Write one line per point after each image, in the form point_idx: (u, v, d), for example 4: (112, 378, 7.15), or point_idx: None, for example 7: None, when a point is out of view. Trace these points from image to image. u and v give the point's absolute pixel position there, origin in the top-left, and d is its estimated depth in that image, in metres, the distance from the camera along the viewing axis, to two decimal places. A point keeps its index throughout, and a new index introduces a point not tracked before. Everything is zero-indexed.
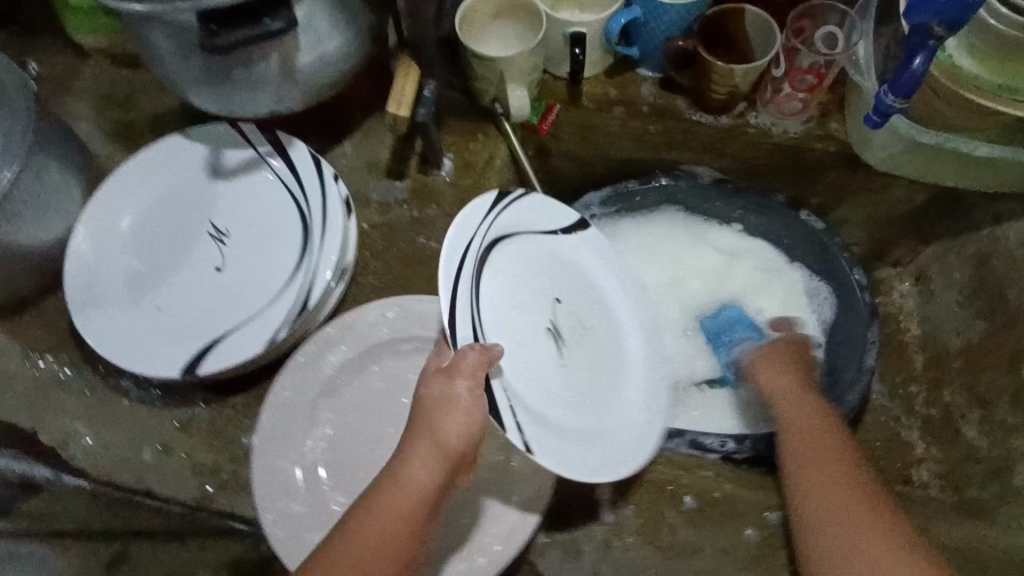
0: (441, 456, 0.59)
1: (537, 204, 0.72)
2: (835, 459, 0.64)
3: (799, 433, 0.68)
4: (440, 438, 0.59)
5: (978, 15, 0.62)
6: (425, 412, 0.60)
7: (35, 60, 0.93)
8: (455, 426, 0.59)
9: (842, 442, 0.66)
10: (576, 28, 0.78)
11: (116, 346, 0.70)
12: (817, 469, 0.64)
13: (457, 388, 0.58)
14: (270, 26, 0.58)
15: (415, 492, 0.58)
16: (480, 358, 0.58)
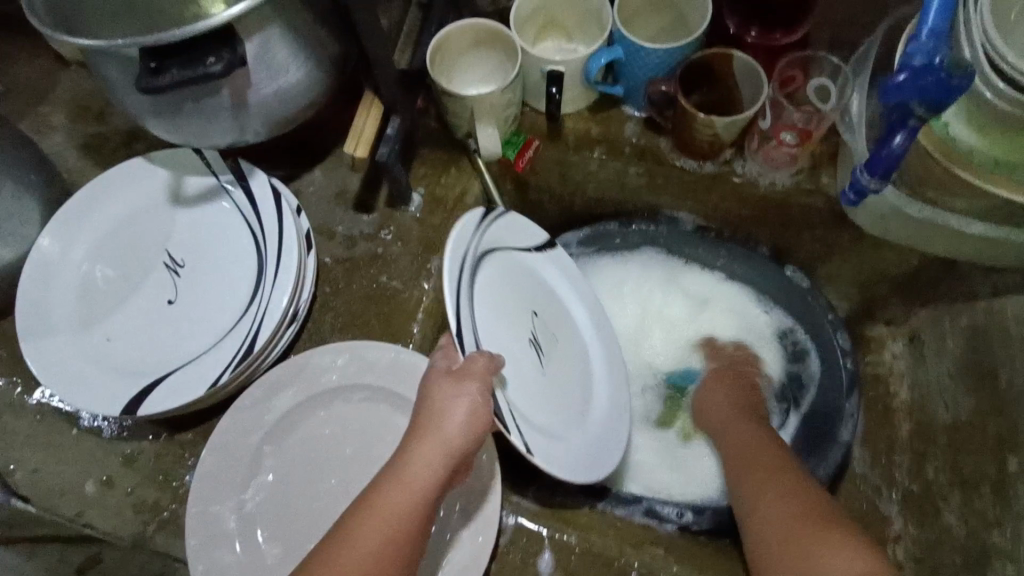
0: (445, 458, 0.56)
1: (512, 221, 0.71)
2: (776, 469, 0.66)
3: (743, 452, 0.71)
4: (443, 438, 0.56)
5: (975, 85, 0.58)
6: (426, 416, 0.58)
7: (10, 64, 0.91)
8: (459, 422, 0.57)
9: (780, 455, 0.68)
10: (553, 66, 0.75)
11: (61, 377, 0.69)
12: (757, 479, 0.66)
13: (466, 390, 0.57)
14: (209, 68, 0.56)
15: (414, 494, 0.55)
16: (489, 363, 0.58)
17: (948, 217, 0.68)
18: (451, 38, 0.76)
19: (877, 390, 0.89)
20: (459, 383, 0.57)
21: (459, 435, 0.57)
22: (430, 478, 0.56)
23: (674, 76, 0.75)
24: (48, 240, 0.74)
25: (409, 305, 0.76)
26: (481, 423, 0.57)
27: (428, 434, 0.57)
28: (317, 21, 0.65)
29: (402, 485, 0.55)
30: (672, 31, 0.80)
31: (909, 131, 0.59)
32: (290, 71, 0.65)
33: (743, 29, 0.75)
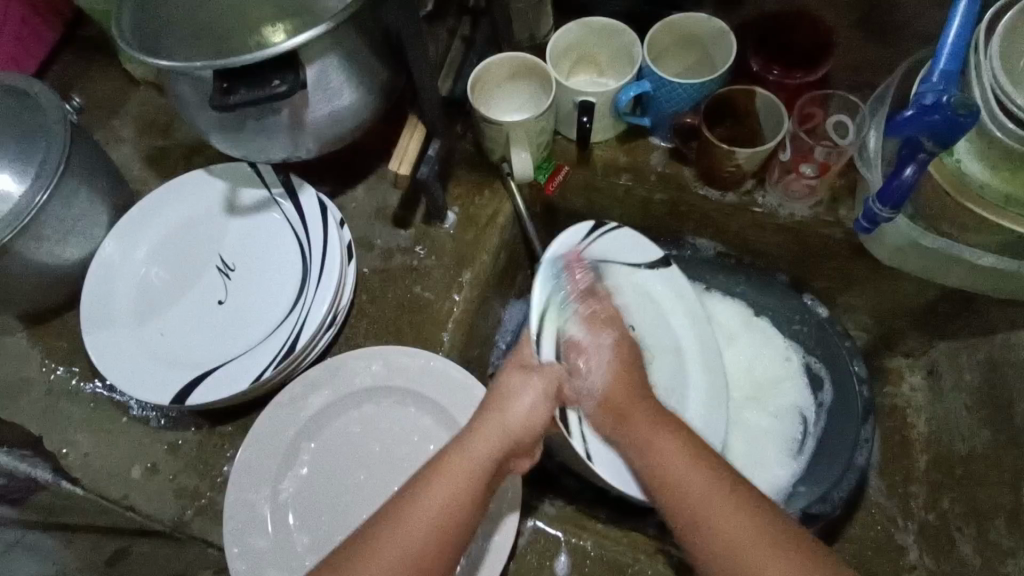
0: (508, 435, 0.62)
1: (621, 236, 0.81)
2: (698, 476, 0.58)
3: (663, 466, 0.60)
4: (510, 418, 0.63)
5: (985, 123, 0.61)
6: (492, 402, 0.65)
7: (87, 83, 0.99)
8: (520, 409, 0.64)
9: (694, 453, 0.60)
10: (585, 97, 0.80)
11: (118, 367, 0.74)
12: (683, 512, 0.57)
13: (532, 384, 0.66)
14: (276, 89, 0.63)
15: (482, 460, 0.59)
16: (561, 370, 0.69)
17: (961, 248, 0.69)
18: (490, 70, 0.82)
19: (896, 421, 0.90)
20: (528, 379, 0.67)
21: (520, 419, 0.64)
22: (495, 451, 0.61)
23: (699, 109, 0.81)
24: (113, 241, 0.81)
25: (440, 315, 0.80)
26: (542, 415, 0.65)
27: (495, 414, 0.63)
28: (371, 51, 0.71)
29: (467, 453, 0.60)
30: (698, 69, 0.85)
31: (918, 164, 0.63)
32: (343, 95, 0.71)
33: (766, 68, 0.80)
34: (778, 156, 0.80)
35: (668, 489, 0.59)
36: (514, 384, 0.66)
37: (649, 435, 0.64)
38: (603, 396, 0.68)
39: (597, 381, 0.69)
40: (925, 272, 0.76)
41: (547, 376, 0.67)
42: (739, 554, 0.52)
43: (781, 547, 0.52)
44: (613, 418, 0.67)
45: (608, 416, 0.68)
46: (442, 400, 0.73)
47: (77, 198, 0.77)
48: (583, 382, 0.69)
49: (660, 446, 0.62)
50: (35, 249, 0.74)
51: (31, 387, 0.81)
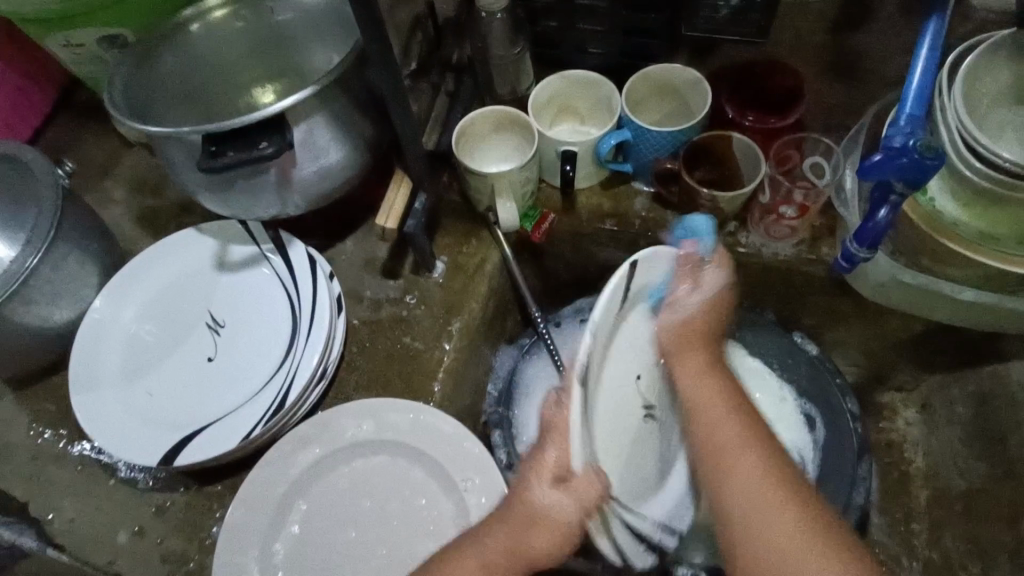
0: (522, 557, 0.58)
1: None
2: (731, 428, 0.59)
3: (699, 404, 0.62)
4: (528, 544, 0.57)
5: (956, 166, 0.63)
6: (517, 519, 0.58)
7: (79, 147, 1.01)
8: (542, 542, 0.57)
9: (746, 421, 0.60)
10: (566, 147, 0.82)
11: (105, 429, 0.74)
12: (714, 438, 0.59)
13: (563, 505, 0.54)
14: (262, 151, 0.65)
15: (488, 570, 0.59)
16: (601, 485, 0.53)
17: (941, 283, 0.72)
18: (476, 123, 0.85)
19: (893, 457, 0.90)
20: (560, 497, 0.54)
21: (544, 548, 0.57)
22: (505, 568, 0.58)
23: (678, 155, 0.82)
24: (102, 302, 0.81)
25: (430, 365, 0.80)
26: (569, 532, 0.56)
27: (509, 533, 0.58)
28: (357, 110, 0.73)
29: (478, 568, 0.59)
30: (675, 116, 0.87)
31: (892, 206, 0.65)
32: (331, 152, 0.73)
33: (741, 114, 0.82)
34: (757, 199, 0.82)
35: (716, 475, 0.58)
36: (545, 499, 0.55)
37: (701, 372, 0.63)
38: (680, 327, 0.65)
39: (693, 306, 0.65)
40: (908, 306, 0.77)
41: (580, 499, 0.53)
42: (744, 500, 0.55)
43: (795, 516, 0.53)
44: (683, 341, 0.64)
45: (685, 337, 0.65)
46: (432, 452, 0.72)
47: (67, 259, 0.77)
48: (677, 309, 0.65)
49: (705, 383, 0.63)
50: (24, 311, 0.75)
51: (18, 451, 0.80)
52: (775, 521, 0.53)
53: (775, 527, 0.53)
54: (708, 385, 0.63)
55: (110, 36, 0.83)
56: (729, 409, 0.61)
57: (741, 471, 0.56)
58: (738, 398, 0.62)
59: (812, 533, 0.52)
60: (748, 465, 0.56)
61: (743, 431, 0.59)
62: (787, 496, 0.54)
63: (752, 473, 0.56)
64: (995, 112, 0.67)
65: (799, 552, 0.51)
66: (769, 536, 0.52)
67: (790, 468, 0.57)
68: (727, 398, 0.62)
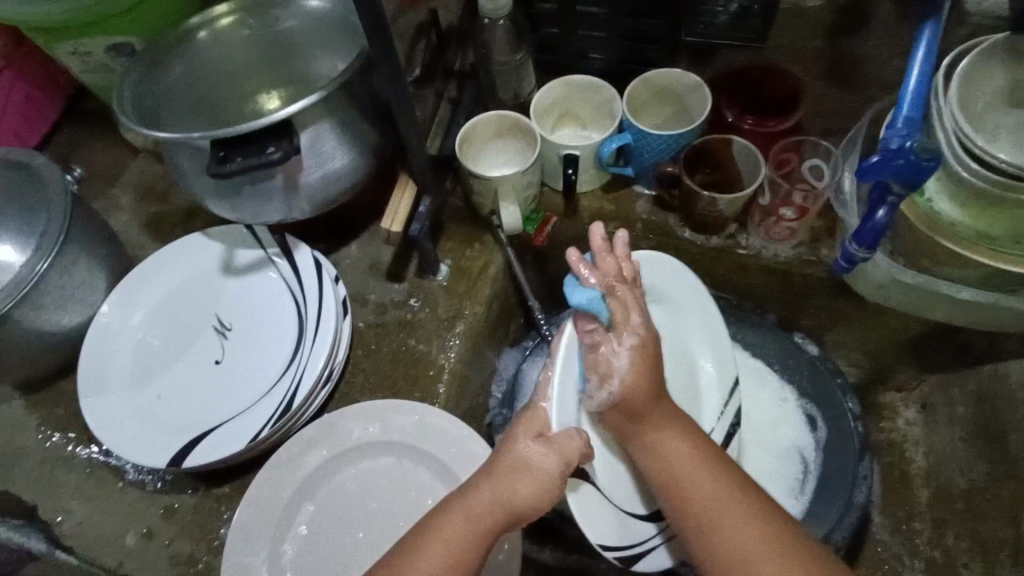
0: (507, 506, 0.58)
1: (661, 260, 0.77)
2: (707, 483, 0.60)
3: (671, 465, 0.62)
4: (516, 493, 0.59)
5: (953, 169, 0.64)
6: (504, 464, 0.60)
7: (86, 154, 1.02)
8: (528, 490, 0.59)
9: (708, 462, 0.61)
10: (569, 150, 0.83)
11: (114, 431, 0.75)
12: (687, 493, 0.60)
13: (546, 459, 0.59)
14: (270, 156, 0.66)
15: (478, 524, 0.58)
16: (581, 443, 0.60)
17: (939, 282, 0.73)
18: (477, 129, 0.86)
19: (894, 457, 0.91)
20: (546, 450, 0.60)
21: (529, 498, 0.59)
22: (493, 522, 0.58)
23: (678, 158, 0.83)
24: (110, 307, 0.82)
25: (435, 367, 0.81)
26: (552, 490, 0.59)
27: (500, 479, 0.59)
28: (362, 116, 0.74)
29: (468, 518, 0.58)
30: (674, 121, 0.89)
31: (890, 207, 0.66)
32: (337, 158, 0.74)
33: (740, 117, 0.83)
34: (757, 201, 0.83)
35: (699, 523, 0.58)
36: (529, 451, 0.60)
37: (665, 443, 0.62)
38: (622, 398, 0.62)
39: (622, 377, 0.62)
40: (908, 306, 0.78)
41: (562, 449, 0.60)
42: (733, 555, 0.56)
43: (784, 561, 0.55)
44: (632, 418, 0.63)
45: (627, 416, 0.63)
46: (438, 453, 0.73)
47: (75, 265, 0.78)
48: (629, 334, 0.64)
49: (671, 445, 0.62)
50: (33, 316, 0.76)
51: (27, 455, 0.81)
52: None
53: (763, 567, 0.55)
54: (669, 448, 0.62)
55: (118, 45, 0.84)
56: (698, 458, 0.62)
57: (727, 528, 0.57)
58: (698, 441, 0.63)
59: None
60: (732, 523, 0.57)
61: (715, 475, 0.60)
62: (784, 547, 0.55)
63: (735, 528, 0.57)
64: (990, 114, 0.68)
65: None
66: (753, 567, 0.55)
67: (778, 515, 0.58)
68: (689, 448, 0.62)
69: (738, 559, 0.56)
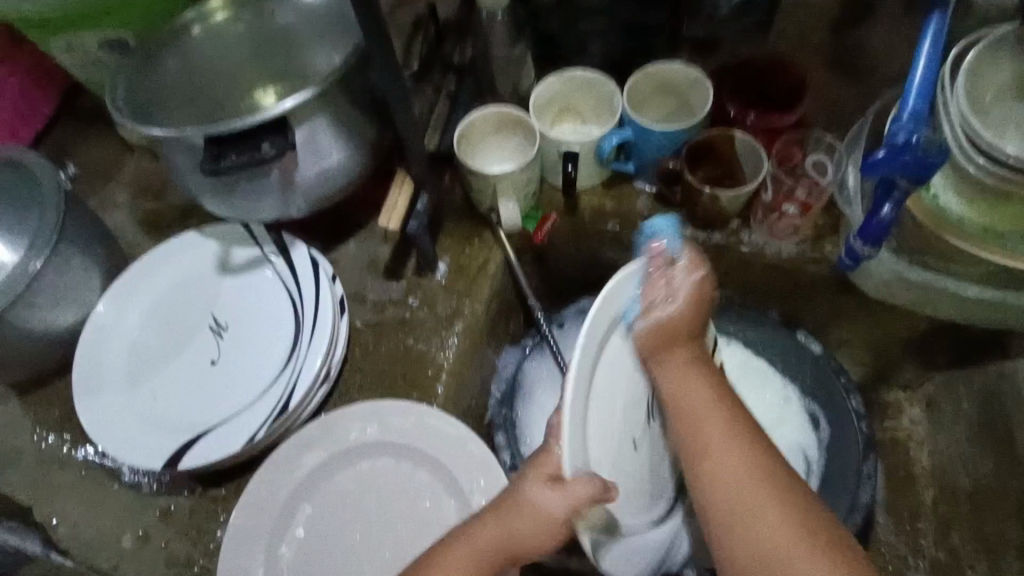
0: (506, 545, 0.56)
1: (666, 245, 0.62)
2: (715, 414, 0.56)
3: (681, 395, 0.57)
4: (517, 533, 0.56)
5: (958, 163, 0.63)
6: (512, 502, 0.57)
7: (81, 151, 1.01)
8: (527, 530, 0.55)
9: (719, 395, 0.57)
10: (569, 146, 0.82)
11: (110, 433, 0.74)
12: (694, 425, 0.56)
13: (553, 498, 0.53)
14: (266, 153, 0.65)
15: (473, 563, 0.56)
16: (597, 490, 0.50)
17: (946, 280, 0.72)
18: (476, 123, 0.85)
19: (899, 455, 0.90)
20: (551, 493, 0.53)
21: (527, 541, 0.55)
22: (491, 562, 0.57)
23: (679, 153, 0.82)
24: (105, 306, 0.81)
25: (434, 366, 0.80)
26: (558, 531, 0.54)
27: (502, 518, 0.57)
28: (359, 111, 0.73)
29: (462, 559, 0.57)
30: (679, 114, 0.86)
31: (896, 203, 0.65)
32: (333, 154, 0.73)
33: (743, 112, 0.82)
34: (760, 197, 0.82)
35: (704, 449, 0.55)
36: (540, 495, 0.54)
37: (685, 372, 0.57)
38: (662, 325, 0.56)
39: (667, 310, 0.56)
40: (914, 304, 0.77)
41: (573, 498, 0.51)
42: (741, 499, 0.52)
43: (790, 514, 0.51)
44: (665, 342, 0.57)
45: (662, 339, 0.57)
46: (438, 454, 0.72)
47: (69, 263, 0.77)
48: (653, 313, 0.56)
49: (684, 377, 0.57)
50: (27, 315, 0.75)
51: (22, 456, 0.80)
52: (778, 532, 0.50)
53: (767, 518, 0.51)
54: (688, 378, 0.57)
55: (112, 41, 0.83)
56: (711, 387, 0.57)
57: (729, 467, 0.54)
58: (713, 372, 0.58)
59: (812, 534, 0.50)
60: (740, 459, 0.54)
61: (724, 408, 0.56)
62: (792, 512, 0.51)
63: (742, 470, 0.53)
64: (998, 106, 0.67)
65: (800, 551, 0.49)
66: (756, 515, 0.51)
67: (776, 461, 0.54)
68: (704, 376, 0.58)
69: (739, 506, 0.52)
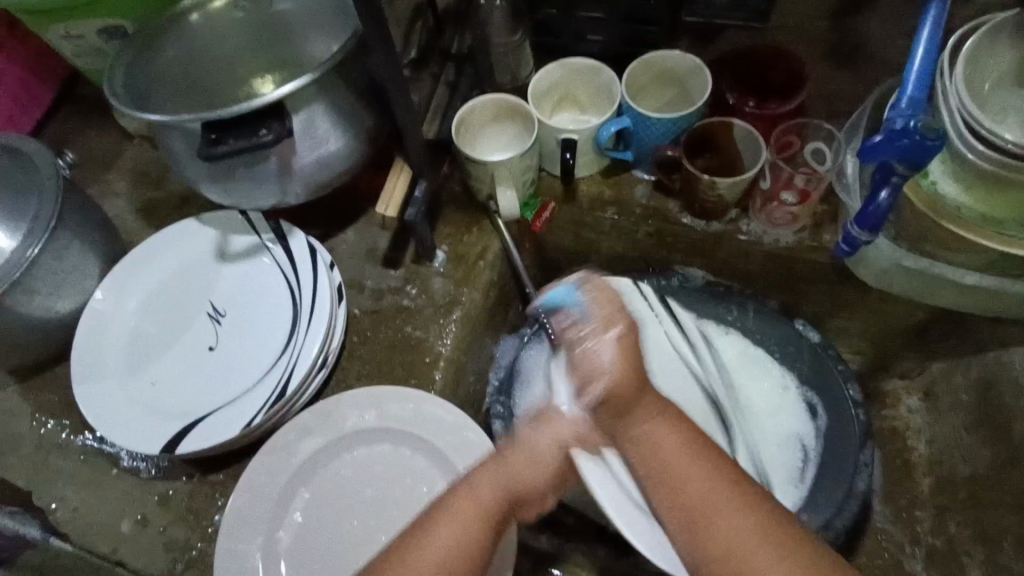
0: (513, 489, 0.58)
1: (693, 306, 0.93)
2: (699, 477, 0.55)
3: (668, 456, 0.56)
4: (523, 473, 0.59)
5: (957, 149, 0.63)
6: (516, 447, 0.60)
7: (81, 139, 1.01)
8: (533, 474, 0.59)
9: (695, 449, 0.57)
10: (567, 135, 0.82)
11: (107, 419, 0.74)
12: (683, 494, 0.55)
13: (551, 439, 0.60)
14: (263, 138, 0.65)
15: (484, 510, 0.57)
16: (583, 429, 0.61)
17: (943, 268, 0.71)
18: (474, 112, 0.85)
19: (896, 444, 0.90)
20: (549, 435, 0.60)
21: (533, 479, 0.59)
22: (497, 510, 0.58)
23: (678, 141, 0.82)
24: (104, 293, 0.81)
25: (432, 353, 0.80)
26: (552, 476, 0.60)
27: (505, 464, 0.59)
28: (357, 98, 0.73)
29: (474, 508, 0.57)
30: (676, 104, 0.86)
31: (893, 188, 0.65)
32: (331, 141, 0.73)
33: (742, 100, 0.82)
34: (758, 185, 0.82)
35: (695, 519, 0.53)
36: (539, 438, 0.60)
37: (659, 426, 0.58)
38: (608, 391, 0.57)
39: (604, 365, 0.57)
40: (913, 292, 0.77)
41: (561, 434, 0.61)
42: (739, 560, 0.51)
43: (791, 565, 0.50)
44: (614, 413, 0.58)
45: (613, 409, 0.58)
46: (434, 440, 0.72)
47: (68, 250, 0.78)
48: (577, 359, 0.58)
49: (662, 433, 0.57)
50: (25, 301, 0.75)
51: (21, 442, 0.81)
52: None
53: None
54: (659, 434, 0.57)
55: (110, 27, 0.83)
56: (692, 451, 0.56)
57: (723, 528, 0.52)
58: (692, 436, 0.58)
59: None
60: (732, 518, 0.52)
61: (707, 468, 0.55)
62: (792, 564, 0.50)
63: (736, 529, 0.52)
64: (997, 96, 0.66)
65: None
66: (761, 572, 0.50)
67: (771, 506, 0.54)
68: (685, 442, 0.57)
69: (746, 566, 0.51)
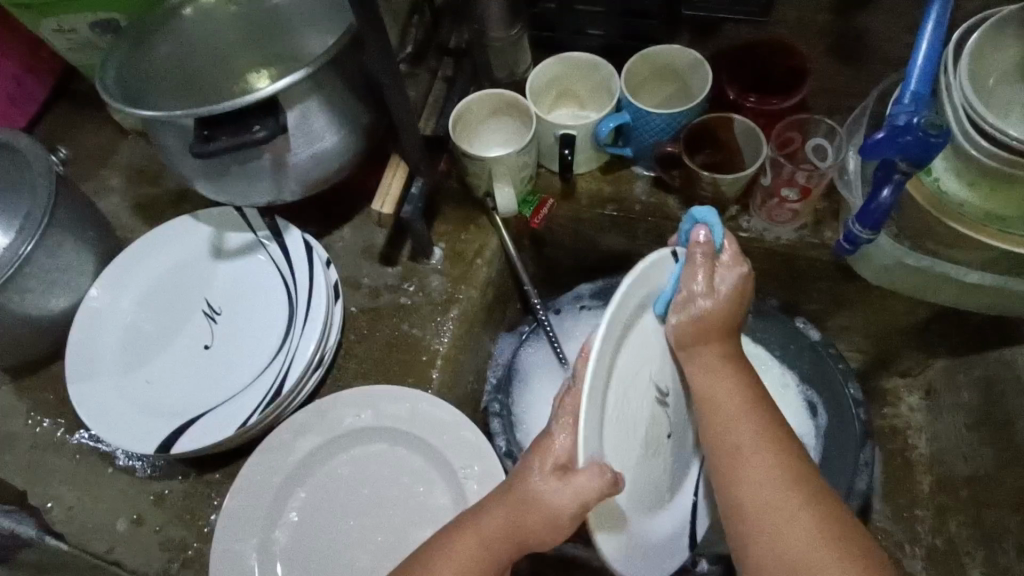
0: (518, 534, 0.55)
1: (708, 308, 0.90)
2: (750, 423, 0.57)
3: (717, 401, 0.59)
4: (526, 522, 0.54)
5: (962, 145, 0.62)
6: (518, 490, 0.55)
7: (75, 135, 1.00)
8: (536, 521, 0.54)
9: (749, 397, 0.58)
10: (565, 130, 0.81)
11: (102, 418, 0.73)
12: (727, 436, 0.57)
13: (558, 493, 0.52)
14: (256, 135, 0.64)
15: (489, 545, 0.56)
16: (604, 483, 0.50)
17: (945, 264, 0.71)
18: (472, 108, 0.84)
19: (897, 443, 0.89)
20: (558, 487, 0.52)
21: (538, 529, 0.54)
22: (502, 550, 0.56)
23: (678, 138, 0.80)
24: (99, 290, 0.80)
25: (429, 351, 0.80)
26: (562, 527, 0.53)
27: (509, 506, 0.56)
28: (353, 93, 0.72)
29: (477, 540, 0.56)
30: (676, 99, 0.86)
31: (895, 185, 0.64)
32: (326, 137, 0.72)
33: (743, 95, 0.81)
34: (759, 181, 0.80)
35: (732, 454, 0.56)
36: (540, 485, 0.54)
37: (716, 372, 0.59)
38: (705, 319, 0.59)
39: (705, 305, 0.59)
40: (915, 289, 0.76)
41: (578, 491, 0.51)
42: (762, 500, 0.53)
43: (814, 513, 0.51)
44: (697, 342, 0.59)
45: (696, 337, 0.59)
46: (431, 439, 0.72)
47: (62, 247, 0.77)
48: (691, 308, 0.59)
49: (722, 378, 0.59)
50: (18, 300, 0.74)
51: (17, 441, 0.80)
52: (803, 531, 0.50)
53: (791, 520, 0.51)
54: (718, 377, 0.59)
55: (102, 22, 0.82)
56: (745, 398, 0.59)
57: (755, 469, 0.54)
58: (753, 388, 0.60)
59: (837, 539, 0.50)
60: (767, 463, 0.54)
61: (756, 417, 0.57)
62: (818, 514, 0.51)
63: (768, 473, 0.54)
64: (1001, 91, 0.65)
65: (827, 557, 0.49)
66: (783, 513, 0.52)
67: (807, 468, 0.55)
68: (744, 392, 0.59)
69: (768, 506, 0.52)
